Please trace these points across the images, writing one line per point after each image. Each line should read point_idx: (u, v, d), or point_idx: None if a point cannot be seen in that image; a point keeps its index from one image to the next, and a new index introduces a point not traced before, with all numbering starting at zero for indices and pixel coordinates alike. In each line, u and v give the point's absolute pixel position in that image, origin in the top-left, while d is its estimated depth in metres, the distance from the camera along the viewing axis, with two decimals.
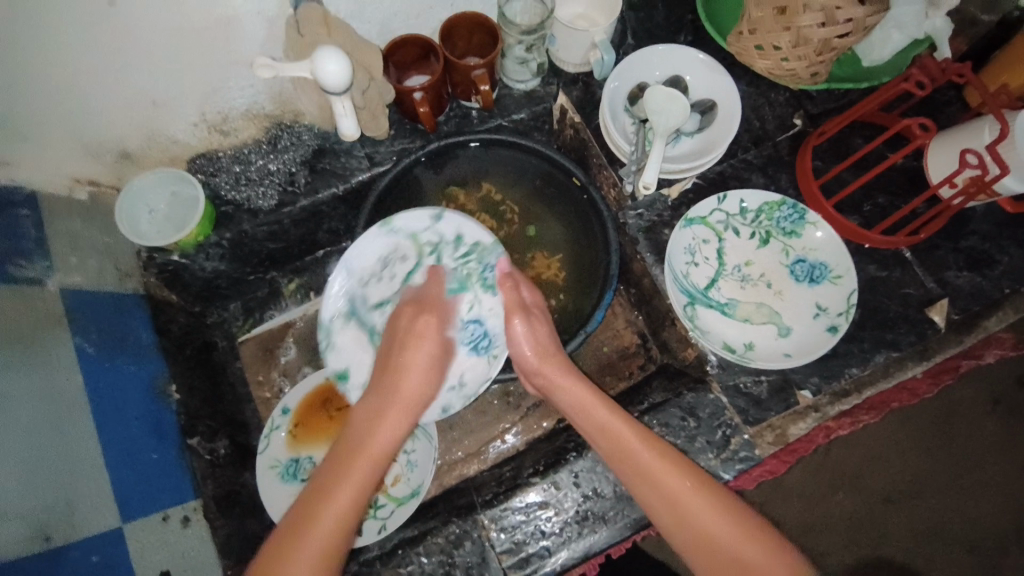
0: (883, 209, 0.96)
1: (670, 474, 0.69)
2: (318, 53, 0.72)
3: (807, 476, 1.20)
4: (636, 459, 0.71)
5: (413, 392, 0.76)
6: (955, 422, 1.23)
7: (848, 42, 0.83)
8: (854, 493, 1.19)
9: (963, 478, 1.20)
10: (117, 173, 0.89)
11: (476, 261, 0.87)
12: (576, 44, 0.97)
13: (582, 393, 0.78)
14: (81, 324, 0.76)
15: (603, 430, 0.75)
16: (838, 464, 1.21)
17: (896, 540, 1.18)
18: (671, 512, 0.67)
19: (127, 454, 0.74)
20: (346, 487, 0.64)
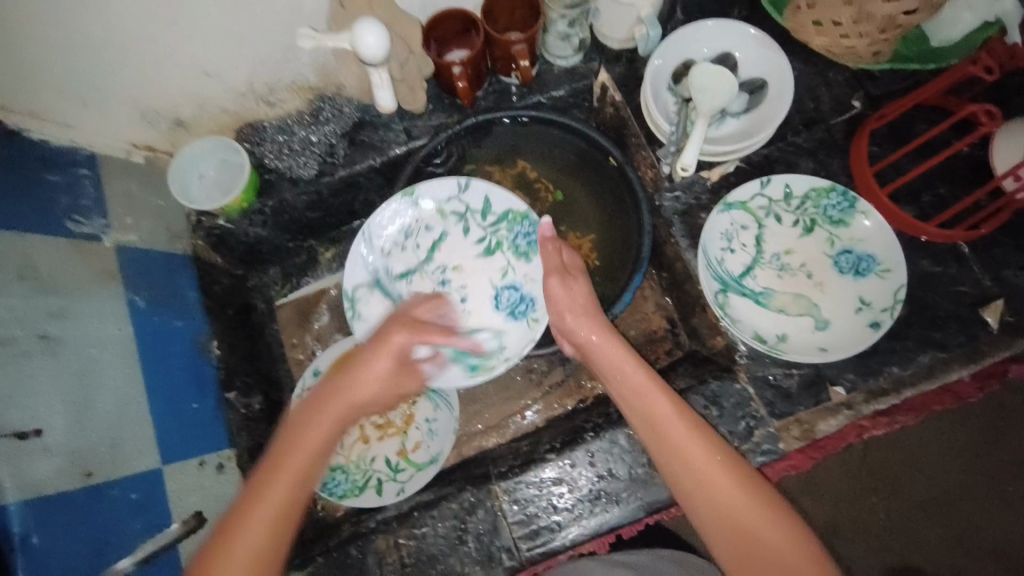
0: (943, 200, 0.90)
1: (699, 449, 0.68)
2: (358, 25, 0.73)
3: (839, 477, 1.16)
4: (665, 428, 0.70)
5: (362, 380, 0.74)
6: (1007, 433, 1.16)
7: (916, 19, 0.78)
8: (890, 498, 1.14)
9: (1011, 492, 1.13)
10: (170, 139, 0.94)
11: (506, 228, 0.95)
12: (621, 18, 0.94)
13: (615, 354, 0.77)
14: (132, 281, 0.82)
15: (635, 396, 0.73)
16: (875, 466, 1.16)
17: (930, 550, 1.13)
18: (696, 488, 0.66)
19: (169, 403, 0.80)
20: (284, 474, 0.64)
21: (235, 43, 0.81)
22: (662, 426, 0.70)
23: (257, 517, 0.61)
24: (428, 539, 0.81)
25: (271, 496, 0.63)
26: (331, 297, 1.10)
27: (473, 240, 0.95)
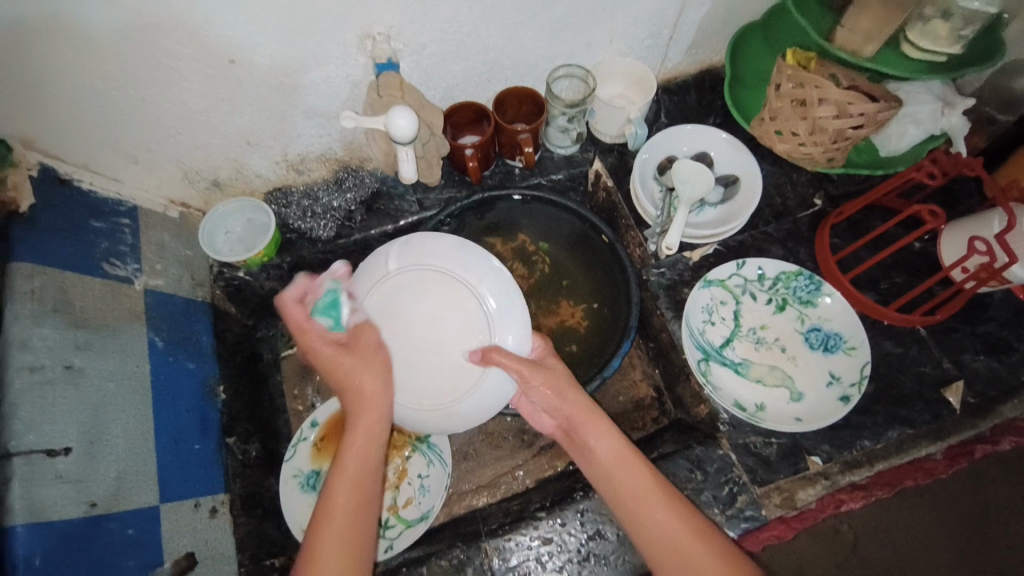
0: (900, 288, 1.00)
1: (674, 523, 0.71)
2: (392, 111, 0.85)
3: (834, 574, 1.13)
4: (642, 501, 0.73)
5: (372, 393, 0.75)
6: (992, 523, 1.17)
7: (864, 133, 0.91)
8: None
9: None
10: (205, 198, 1.03)
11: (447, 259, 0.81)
12: (613, 118, 1.09)
13: (583, 413, 0.79)
14: (155, 322, 0.87)
15: (616, 471, 0.76)
16: (866, 562, 1.14)
17: None
18: (669, 556, 0.69)
19: (174, 442, 0.81)
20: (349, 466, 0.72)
21: (278, 119, 0.93)
22: (637, 499, 0.73)
23: (340, 507, 0.69)
24: None
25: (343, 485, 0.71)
26: None
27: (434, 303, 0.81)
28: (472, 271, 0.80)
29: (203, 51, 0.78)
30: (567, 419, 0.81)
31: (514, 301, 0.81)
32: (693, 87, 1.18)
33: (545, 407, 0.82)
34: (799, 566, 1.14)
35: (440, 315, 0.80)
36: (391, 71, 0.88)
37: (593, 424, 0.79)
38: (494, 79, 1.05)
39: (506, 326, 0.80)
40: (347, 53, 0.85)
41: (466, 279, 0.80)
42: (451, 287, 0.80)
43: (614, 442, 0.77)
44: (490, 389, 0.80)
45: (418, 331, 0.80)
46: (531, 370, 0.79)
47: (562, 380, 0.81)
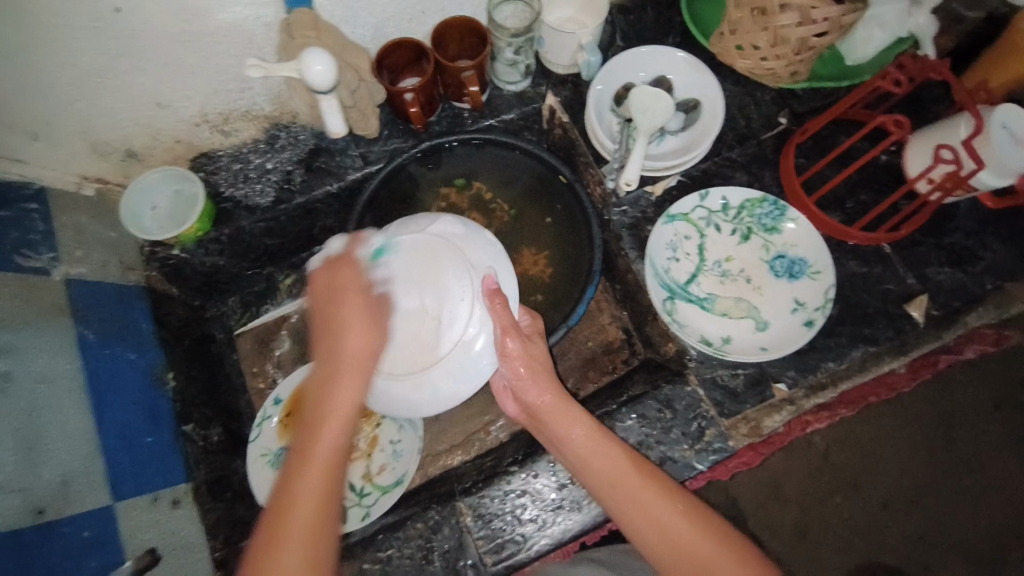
0: (865, 206, 0.97)
1: (660, 504, 0.69)
2: (305, 53, 0.75)
3: (806, 483, 1.21)
4: (620, 483, 0.71)
5: (356, 364, 0.64)
6: (959, 422, 1.22)
7: (827, 40, 0.85)
8: (854, 498, 1.19)
9: (966, 478, 1.19)
10: (122, 172, 0.93)
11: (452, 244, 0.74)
12: (563, 46, 1.00)
13: (556, 407, 0.76)
14: (84, 315, 0.81)
15: (591, 458, 0.73)
16: (839, 467, 1.21)
17: (896, 546, 1.17)
18: (652, 532, 0.68)
19: (123, 438, 0.78)
20: (334, 417, 0.62)
21: (187, 75, 0.83)
22: (615, 482, 0.71)
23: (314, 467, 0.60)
24: (394, 561, 0.81)
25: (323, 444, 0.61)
26: (292, 324, 1.10)
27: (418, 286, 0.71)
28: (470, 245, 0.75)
29: (81, 1, 0.68)
30: (533, 408, 0.78)
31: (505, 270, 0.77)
32: (650, 4, 1.08)
33: (513, 385, 0.78)
34: (772, 481, 1.22)
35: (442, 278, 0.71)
36: (303, 8, 0.80)
37: (564, 414, 0.75)
38: (429, 11, 0.94)
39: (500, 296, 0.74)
40: None
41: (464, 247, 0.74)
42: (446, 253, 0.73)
43: (582, 428, 0.74)
44: (469, 364, 0.74)
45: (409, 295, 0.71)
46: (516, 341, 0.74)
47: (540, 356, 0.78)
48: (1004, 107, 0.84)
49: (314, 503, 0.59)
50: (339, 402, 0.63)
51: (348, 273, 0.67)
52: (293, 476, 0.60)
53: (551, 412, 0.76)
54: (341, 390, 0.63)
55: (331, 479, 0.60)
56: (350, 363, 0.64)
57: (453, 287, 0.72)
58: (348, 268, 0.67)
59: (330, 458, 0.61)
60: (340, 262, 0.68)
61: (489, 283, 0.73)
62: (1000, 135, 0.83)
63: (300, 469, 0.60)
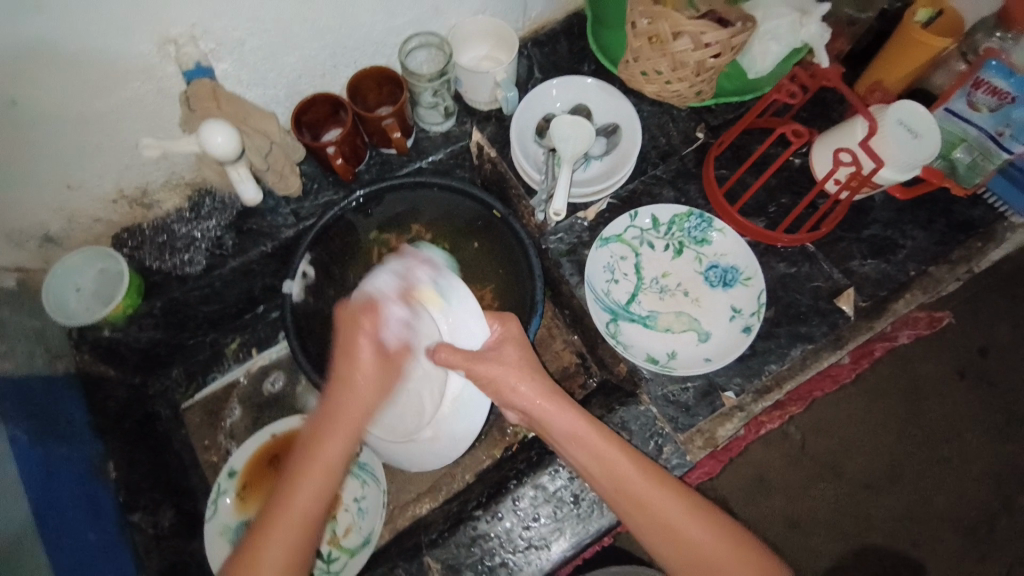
0: (787, 208, 1.00)
1: (675, 509, 0.69)
2: (204, 127, 0.76)
3: (786, 473, 1.22)
4: (631, 487, 0.70)
5: (362, 411, 0.66)
6: (925, 397, 1.25)
7: (722, 61, 0.89)
8: (833, 482, 1.21)
9: (942, 450, 1.22)
10: (42, 258, 0.91)
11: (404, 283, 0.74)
12: (480, 84, 1.02)
13: (568, 416, 0.73)
14: (10, 413, 0.77)
15: (599, 461, 0.71)
16: (814, 453, 1.23)
17: (880, 527, 1.19)
18: (661, 533, 0.68)
19: (64, 536, 0.75)
20: (304, 490, 0.62)
21: (99, 154, 0.83)
22: (624, 485, 0.70)
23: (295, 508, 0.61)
24: None
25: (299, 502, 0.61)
26: (240, 389, 1.08)
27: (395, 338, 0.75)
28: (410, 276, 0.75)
29: None
30: (532, 414, 0.74)
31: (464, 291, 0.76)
32: (562, 35, 1.11)
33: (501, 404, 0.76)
34: (756, 474, 1.22)
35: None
36: (204, 77, 0.78)
37: (572, 420, 0.73)
38: (341, 65, 0.96)
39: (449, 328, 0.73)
40: (148, 65, 0.76)
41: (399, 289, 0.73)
42: (389, 310, 0.74)
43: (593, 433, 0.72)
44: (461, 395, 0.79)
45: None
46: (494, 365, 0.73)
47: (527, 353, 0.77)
48: (897, 105, 0.87)
49: (283, 561, 0.60)
50: (331, 445, 0.64)
51: (366, 325, 0.68)
52: (265, 528, 0.61)
53: (555, 419, 0.73)
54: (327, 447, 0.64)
55: (305, 538, 0.61)
56: (349, 423, 0.65)
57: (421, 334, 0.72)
58: (376, 325, 0.69)
59: (306, 516, 0.62)
60: (355, 311, 0.69)
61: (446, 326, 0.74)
62: (896, 133, 0.87)
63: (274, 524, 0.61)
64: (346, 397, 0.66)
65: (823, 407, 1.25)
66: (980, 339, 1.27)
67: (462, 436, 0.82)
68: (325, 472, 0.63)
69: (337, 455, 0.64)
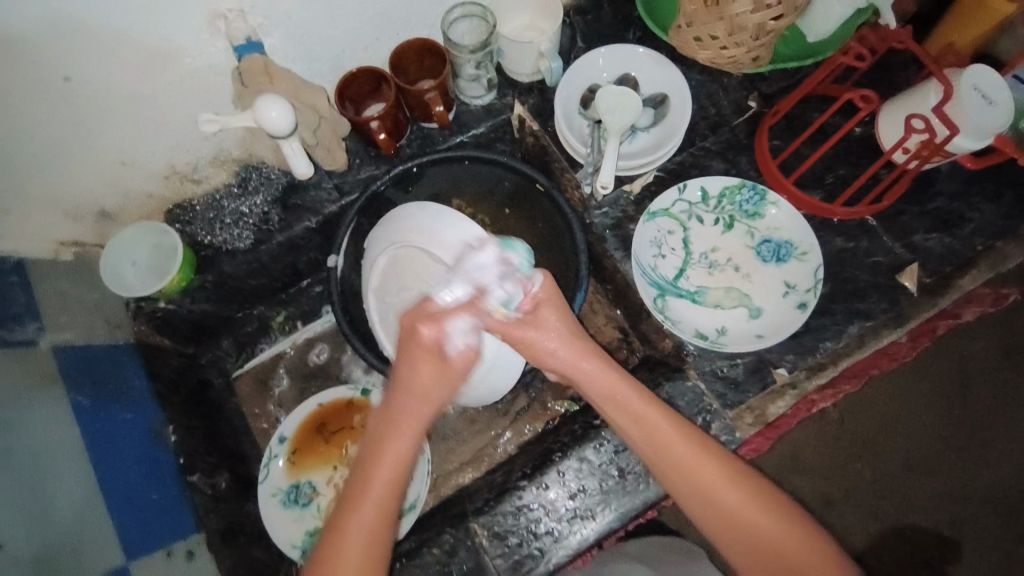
0: (845, 179, 0.96)
1: (722, 480, 0.68)
2: (259, 103, 0.76)
3: (828, 457, 1.19)
4: (689, 468, 0.68)
5: (434, 399, 0.67)
6: (971, 380, 1.20)
7: (784, 23, 0.85)
8: (874, 463, 1.18)
9: (986, 433, 1.18)
10: (99, 231, 0.93)
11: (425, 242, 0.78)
12: (523, 55, 0.99)
13: (613, 383, 0.71)
14: (74, 380, 0.81)
15: (658, 442, 0.69)
16: (855, 434, 1.19)
17: (923, 511, 1.15)
18: (715, 515, 0.67)
19: (127, 498, 0.78)
20: (375, 495, 0.64)
21: (151, 129, 0.83)
22: (680, 466, 0.68)
23: (364, 507, 0.63)
24: None
25: (371, 501, 0.63)
26: (288, 359, 1.11)
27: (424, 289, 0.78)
28: (429, 228, 0.76)
29: (31, 70, 0.68)
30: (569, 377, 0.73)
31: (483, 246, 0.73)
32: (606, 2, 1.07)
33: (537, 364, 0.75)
34: (794, 457, 1.20)
35: (425, 285, 0.79)
36: (255, 52, 0.78)
37: (631, 398, 0.70)
38: (384, 37, 0.94)
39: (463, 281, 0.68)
40: (200, 39, 0.75)
41: (425, 237, 0.76)
42: (417, 259, 0.78)
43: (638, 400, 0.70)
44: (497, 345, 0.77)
45: (412, 312, 0.82)
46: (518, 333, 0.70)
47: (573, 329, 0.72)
48: (972, 70, 0.82)
49: (361, 559, 0.62)
50: (395, 441, 0.66)
51: (427, 329, 0.65)
52: (340, 525, 0.63)
53: (599, 385, 0.71)
54: (391, 443, 0.66)
55: (377, 538, 0.63)
56: (410, 422, 0.66)
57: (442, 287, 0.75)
58: (439, 331, 0.65)
59: (383, 509, 0.64)
60: (423, 315, 0.66)
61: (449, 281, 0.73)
62: (972, 98, 0.81)
63: (348, 519, 0.63)
64: (408, 402, 0.66)
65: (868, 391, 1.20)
66: None
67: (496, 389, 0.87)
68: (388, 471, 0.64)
69: (403, 452, 0.66)
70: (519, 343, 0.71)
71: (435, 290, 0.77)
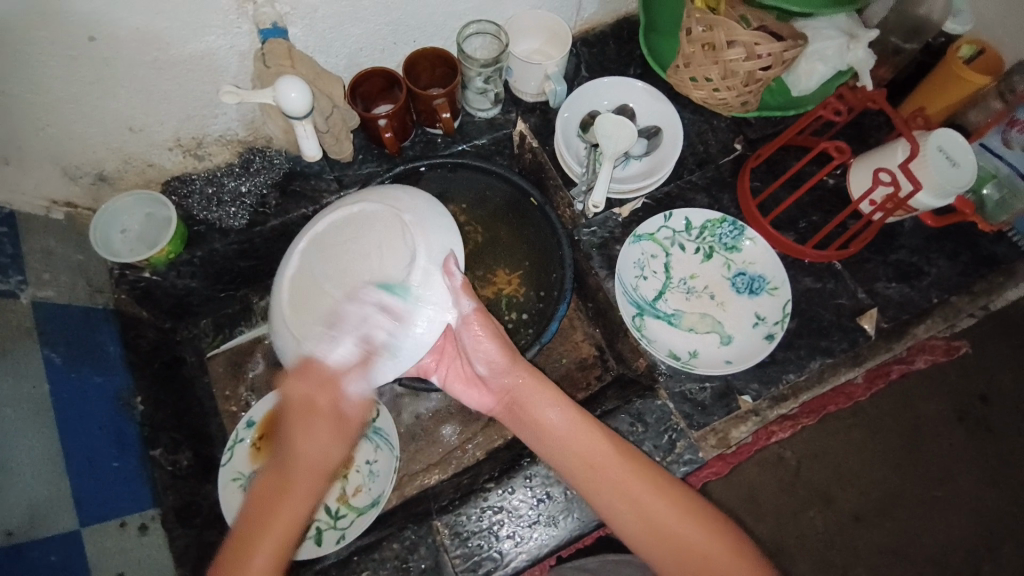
0: (818, 225, 1.03)
1: (643, 489, 0.71)
2: (279, 82, 0.78)
3: (778, 496, 1.23)
4: (659, 523, 0.70)
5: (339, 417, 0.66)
6: (922, 436, 1.26)
7: (772, 73, 0.93)
8: (825, 511, 1.22)
9: (936, 490, 1.23)
10: (93, 195, 0.94)
11: (378, 212, 0.77)
12: (531, 75, 1.05)
13: (532, 387, 0.77)
14: (49, 337, 0.80)
15: (611, 490, 0.72)
16: (808, 479, 1.24)
17: (866, 558, 1.20)
18: (645, 525, 0.70)
19: (90, 462, 0.77)
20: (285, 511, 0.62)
21: (163, 101, 0.85)
22: (644, 514, 0.70)
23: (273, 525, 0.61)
24: None
25: (258, 563, 0.58)
26: (266, 345, 1.09)
27: (364, 253, 0.75)
28: (397, 199, 0.78)
29: (57, 31, 0.70)
30: (509, 392, 0.78)
31: (451, 232, 0.78)
32: (611, 38, 1.14)
33: (485, 375, 0.78)
34: (749, 493, 1.24)
35: (365, 248, 0.75)
36: (278, 38, 0.81)
37: (594, 447, 0.74)
38: (400, 43, 0.99)
39: (435, 241, 0.75)
40: (227, 21, 0.78)
41: (390, 206, 0.77)
42: (372, 218, 0.77)
43: (559, 410, 0.75)
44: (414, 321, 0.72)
45: (343, 254, 0.75)
46: (478, 317, 0.75)
47: (504, 339, 0.77)
48: (939, 132, 0.90)
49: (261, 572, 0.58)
50: (308, 457, 0.63)
51: (324, 396, 0.66)
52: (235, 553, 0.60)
53: (529, 404, 0.76)
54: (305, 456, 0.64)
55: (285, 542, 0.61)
56: (326, 440, 0.64)
57: (401, 252, 0.74)
58: (336, 395, 0.66)
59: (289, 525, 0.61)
60: (321, 373, 0.67)
61: (447, 265, 0.74)
62: (936, 159, 0.89)
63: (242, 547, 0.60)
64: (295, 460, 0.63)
65: (816, 433, 1.26)
66: (985, 383, 1.29)
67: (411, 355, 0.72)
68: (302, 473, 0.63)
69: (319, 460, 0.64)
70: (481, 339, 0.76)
71: (388, 254, 0.74)
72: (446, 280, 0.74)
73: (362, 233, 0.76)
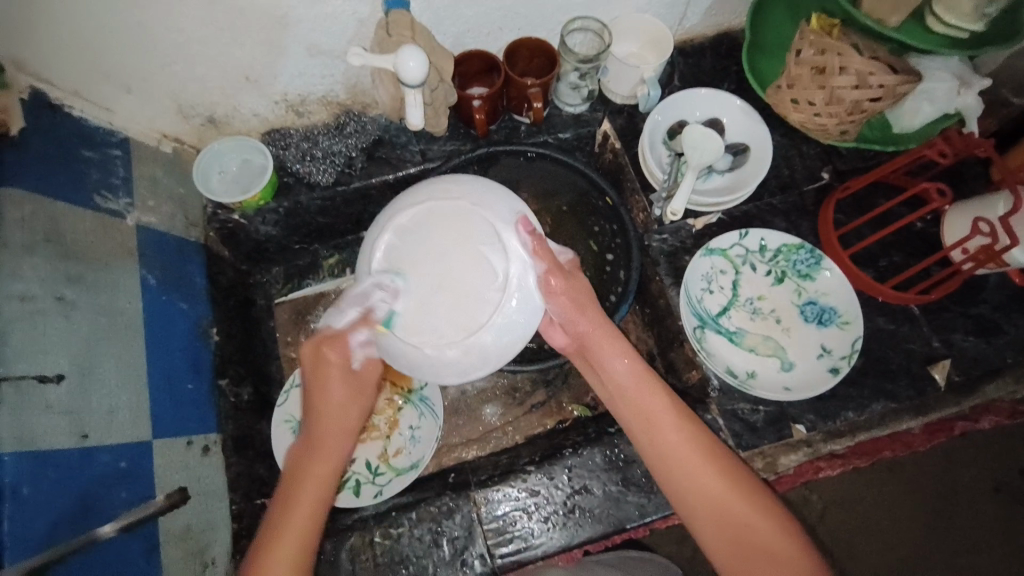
0: (898, 266, 1.00)
1: (693, 454, 0.72)
2: (402, 51, 0.83)
3: None
4: (706, 488, 0.71)
5: (355, 389, 0.74)
6: (957, 502, 1.20)
7: (880, 106, 0.91)
8: (848, 562, 1.18)
9: (961, 556, 1.18)
10: (199, 135, 1.00)
11: (435, 204, 0.72)
12: (625, 78, 1.06)
13: (604, 336, 0.77)
14: (148, 259, 0.86)
15: (665, 449, 0.73)
16: (832, 528, 1.19)
17: None
18: (691, 488, 0.71)
19: (167, 381, 0.83)
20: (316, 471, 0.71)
21: (278, 56, 0.89)
22: (691, 476, 0.71)
23: (309, 477, 0.71)
24: (404, 539, 0.83)
25: (303, 506, 0.70)
26: (330, 301, 1.14)
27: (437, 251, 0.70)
28: (456, 186, 0.73)
29: None
30: (581, 338, 0.77)
31: (510, 195, 0.75)
32: (708, 51, 1.14)
33: (562, 321, 0.76)
34: None
35: (440, 250, 0.70)
36: (401, 9, 0.85)
37: (654, 405, 0.75)
38: (506, 28, 1.01)
39: (502, 208, 0.73)
40: None
41: (451, 194, 0.73)
42: (441, 215, 0.72)
43: (628, 361, 0.77)
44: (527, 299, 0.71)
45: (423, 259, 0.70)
46: (555, 274, 0.73)
47: (582, 294, 0.76)
48: None
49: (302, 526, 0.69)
50: (339, 419, 0.74)
51: (334, 351, 0.72)
52: (284, 508, 0.69)
53: (603, 359, 0.77)
54: (336, 416, 0.74)
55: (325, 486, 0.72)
56: (348, 410, 0.74)
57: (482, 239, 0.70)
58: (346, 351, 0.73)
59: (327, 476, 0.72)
60: (330, 335, 0.72)
61: (524, 226, 0.73)
62: None
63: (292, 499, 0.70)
64: (324, 417, 0.74)
65: (846, 482, 1.21)
66: None
67: (522, 327, 0.71)
68: (340, 419, 0.74)
69: (350, 419, 0.75)
70: (579, 295, 0.76)
71: (472, 244, 0.70)
72: (525, 242, 0.72)
73: (438, 231, 0.71)
